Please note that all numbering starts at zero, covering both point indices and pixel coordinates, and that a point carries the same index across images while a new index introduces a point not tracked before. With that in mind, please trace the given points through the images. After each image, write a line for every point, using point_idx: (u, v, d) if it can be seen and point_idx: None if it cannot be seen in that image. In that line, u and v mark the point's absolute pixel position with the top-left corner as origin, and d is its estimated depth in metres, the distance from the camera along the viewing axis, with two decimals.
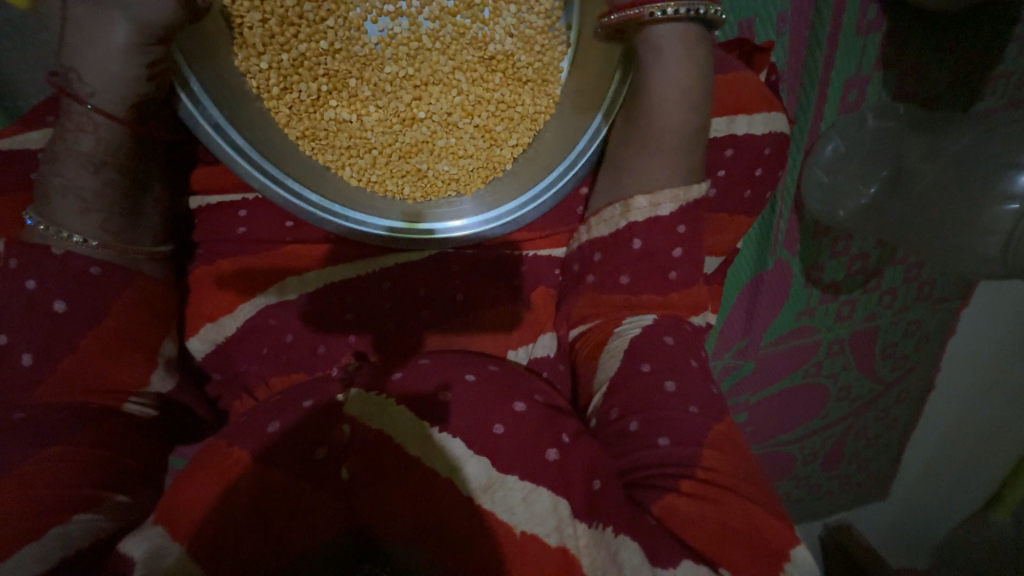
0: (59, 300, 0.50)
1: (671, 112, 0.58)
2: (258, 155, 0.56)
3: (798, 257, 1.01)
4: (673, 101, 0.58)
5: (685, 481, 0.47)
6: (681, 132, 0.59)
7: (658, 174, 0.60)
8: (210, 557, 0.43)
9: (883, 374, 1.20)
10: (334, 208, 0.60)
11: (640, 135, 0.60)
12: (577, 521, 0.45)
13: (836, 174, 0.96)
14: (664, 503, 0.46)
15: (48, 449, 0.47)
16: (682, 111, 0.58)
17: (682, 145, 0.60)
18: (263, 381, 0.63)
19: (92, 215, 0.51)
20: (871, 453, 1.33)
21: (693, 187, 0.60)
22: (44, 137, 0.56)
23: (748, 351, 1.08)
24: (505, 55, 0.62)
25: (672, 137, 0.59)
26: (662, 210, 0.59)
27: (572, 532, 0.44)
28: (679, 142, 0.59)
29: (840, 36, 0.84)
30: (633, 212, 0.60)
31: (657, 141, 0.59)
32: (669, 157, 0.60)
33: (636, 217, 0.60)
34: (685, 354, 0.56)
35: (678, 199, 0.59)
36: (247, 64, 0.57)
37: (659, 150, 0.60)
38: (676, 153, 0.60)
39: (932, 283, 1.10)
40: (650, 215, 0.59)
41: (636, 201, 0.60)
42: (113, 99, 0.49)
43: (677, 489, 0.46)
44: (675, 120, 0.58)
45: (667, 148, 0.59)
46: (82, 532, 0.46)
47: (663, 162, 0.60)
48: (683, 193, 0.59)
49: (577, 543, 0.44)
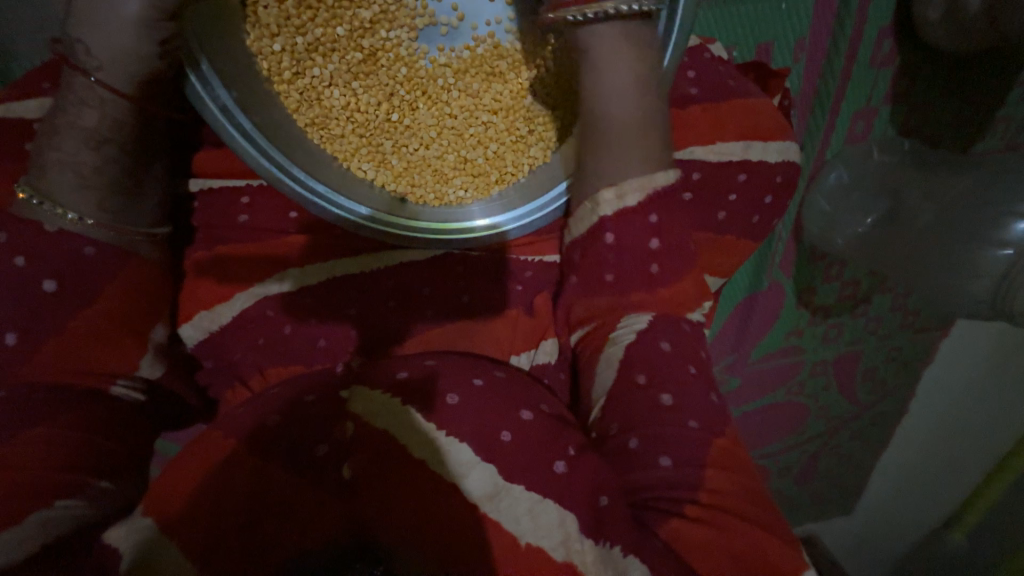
0: (48, 279, 0.48)
1: (625, 98, 0.54)
2: (265, 140, 0.53)
3: (793, 279, 1.02)
4: (624, 98, 0.54)
5: (689, 506, 0.47)
6: (642, 126, 0.55)
7: (618, 168, 0.56)
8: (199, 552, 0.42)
9: (861, 397, 1.23)
10: (340, 200, 0.58)
11: (598, 137, 0.56)
12: (584, 536, 0.45)
13: (837, 202, 0.97)
14: (670, 527, 0.46)
15: (30, 429, 0.45)
16: (634, 94, 0.54)
17: (643, 133, 0.55)
18: (257, 371, 0.61)
19: (91, 193, 0.49)
20: (844, 470, 1.37)
21: (658, 175, 0.56)
22: (39, 105, 0.54)
23: (736, 367, 1.11)
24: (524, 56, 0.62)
25: (633, 125, 0.55)
26: (628, 201, 0.55)
27: (579, 547, 0.44)
28: (641, 131, 0.55)
29: (854, 68, 0.85)
30: (602, 206, 0.56)
31: (616, 134, 0.55)
32: (637, 153, 0.55)
33: (606, 211, 0.55)
34: (682, 360, 0.54)
35: (645, 188, 0.55)
36: (259, 44, 0.55)
37: (625, 145, 0.55)
38: (638, 146, 0.55)
39: (916, 314, 1.13)
40: (617, 207, 0.55)
41: (602, 195, 0.56)
42: (118, 72, 0.47)
43: (683, 514, 0.47)
44: (633, 104, 0.54)
45: (627, 140, 0.55)
46: (60, 521, 0.43)
47: (629, 155, 0.55)
48: (647, 181, 0.55)
49: (584, 559, 0.44)
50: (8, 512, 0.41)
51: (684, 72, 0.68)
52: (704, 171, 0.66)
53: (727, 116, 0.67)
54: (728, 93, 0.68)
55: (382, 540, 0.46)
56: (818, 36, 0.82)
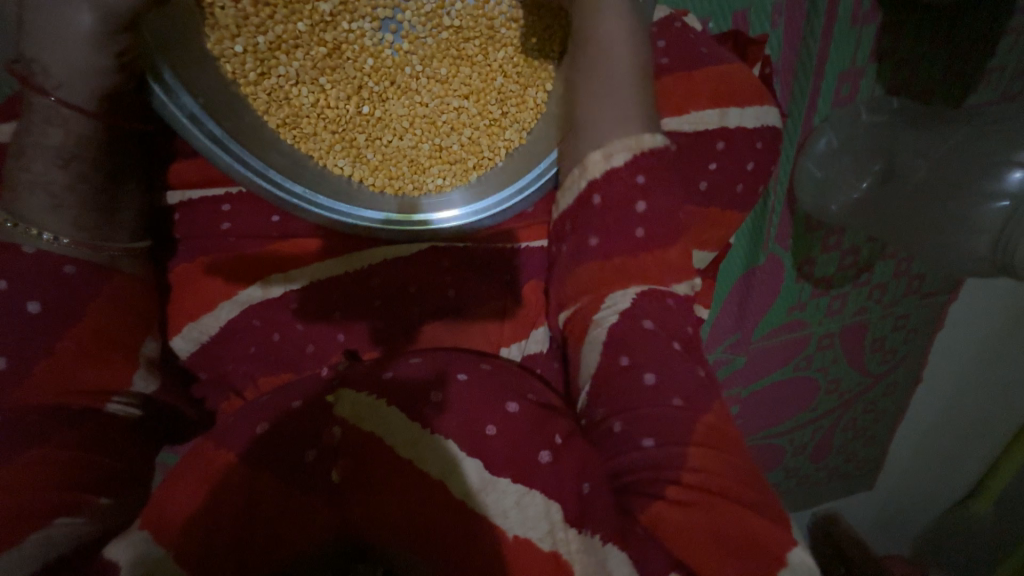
0: (33, 300, 0.48)
1: (617, 66, 0.57)
2: (239, 146, 0.55)
3: (790, 251, 1.01)
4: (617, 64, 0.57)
5: (671, 488, 0.44)
6: (632, 91, 0.57)
7: (607, 130, 0.56)
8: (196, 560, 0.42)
9: (872, 367, 1.21)
10: (320, 200, 0.59)
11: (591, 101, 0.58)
12: (570, 526, 0.44)
13: (828, 168, 0.95)
14: (653, 511, 0.43)
15: (25, 451, 0.45)
16: (626, 63, 0.58)
17: (634, 99, 0.57)
18: (251, 381, 0.62)
19: (65, 211, 0.50)
20: (860, 443, 1.35)
21: (646, 137, 0.55)
22: (11, 128, 0.54)
23: (740, 346, 1.09)
24: (491, 38, 0.62)
25: (625, 91, 0.57)
26: (616, 160, 0.54)
27: (564, 536, 0.44)
28: (629, 96, 0.57)
29: (835, 28, 0.82)
30: (589, 169, 0.56)
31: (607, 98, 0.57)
32: (625, 116, 0.56)
33: (593, 172, 0.55)
34: (668, 337, 0.52)
35: (632, 148, 0.55)
36: (221, 47, 0.55)
37: (615, 108, 0.56)
38: (628, 110, 0.56)
39: (921, 278, 1.11)
40: (605, 168, 0.55)
41: (590, 157, 0.56)
42: (79, 89, 0.48)
43: (666, 497, 0.43)
44: (624, 71, 0.57)
45: (619, 104, 0.57)
46: (63, 536, 0.44)
47: (617, 117, 0.56)
48: (636, 142, 0.55)
49: (569, 549, 0.43)
50: (8, 531, 0.42)
51: (653, 43, 0.67)
52: (683, 143, 0.65)
53: (703, 85, 0.66)
54: (703, 60, 0.67)
55: (371, 541, 0.48)
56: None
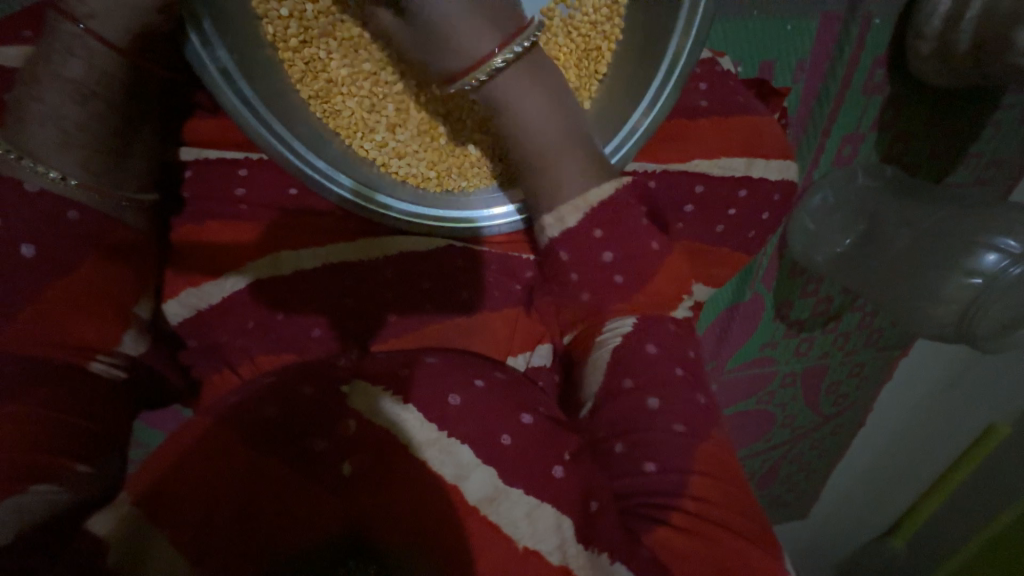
0: (26, 243, 0.45)
1: (551, 125, 0.51)
2: (266, 110, 0.52)
3: (772, 292, 1.07)
4: (550, 123, 0.50)
5: (674, 514, 0.47)
6: (577, 139, 0.52)
7: (564, 192, 0.53)
8: (195, 547, 0.40)
9: (825, 408, 1.29)
10: (339, 178, 0.57)
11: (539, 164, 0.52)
12: (578, 542, 0.45)
13: (822, 223, 1.01)
14: (656, 537, 0.46)
15: (1, 407, 0.42)
16: (560, 119, 0.51)
17: (581, 152, 0.52)
18: (247, 358, 0.58)
19: (72, 150, 0.47)
20: (803, 477, 1.43)
21: (600, 187, 0.53)
22: (20, 53, 0.50)
23: (713, 374, 1.14)
24: None
25: (574, 146, 0.52)
26: (570, 222, 0.53)
27: (574, 552, 0.44)
28: (580, 146, 0.52)
29: (848, 94, 0.88)
30: (546, 230, 0.54)
31: (554, 159, 0.52)
32: (579, 169, 0.53)
33: (551, 234, 0.54)
34: (669, 362, 0.54)
35: (581, 206, 0.53)
36: (264, 5, 0.51)
37: (567, 165, 0.52)
38: (574, 161, 0.52)
39: (881, 332, 1.19)
40: (563, 230, 0.54)
41: (545, 221, 0.54)
42: (113, 24, 0.45)
43: (669, 523, 0.47)
44: (565, 129, 0.51)
45: (566, 161, 0.52)
46: (39, 506, 0.41)
47: (571, 172, 0.52)
48: (586, 198, 0.52)
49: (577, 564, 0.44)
50: None
51: (695, 85, 0.70)
52: (710, 186, 0.68)
53: (735, 131, 0.69)
54: (737, 108, 0.70)
55: (377, 538, 0.46)
56: (817, 60, 0.85)
